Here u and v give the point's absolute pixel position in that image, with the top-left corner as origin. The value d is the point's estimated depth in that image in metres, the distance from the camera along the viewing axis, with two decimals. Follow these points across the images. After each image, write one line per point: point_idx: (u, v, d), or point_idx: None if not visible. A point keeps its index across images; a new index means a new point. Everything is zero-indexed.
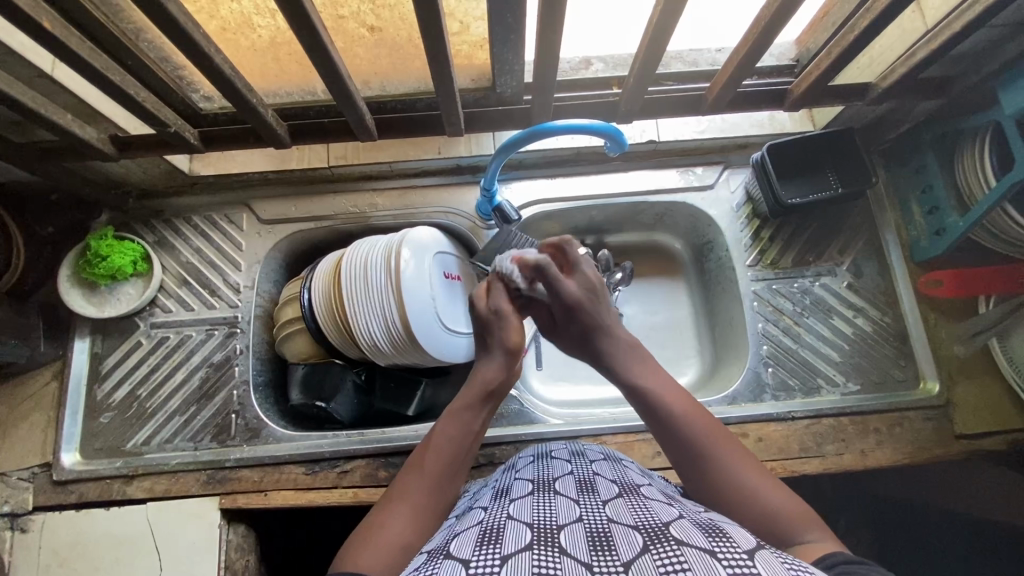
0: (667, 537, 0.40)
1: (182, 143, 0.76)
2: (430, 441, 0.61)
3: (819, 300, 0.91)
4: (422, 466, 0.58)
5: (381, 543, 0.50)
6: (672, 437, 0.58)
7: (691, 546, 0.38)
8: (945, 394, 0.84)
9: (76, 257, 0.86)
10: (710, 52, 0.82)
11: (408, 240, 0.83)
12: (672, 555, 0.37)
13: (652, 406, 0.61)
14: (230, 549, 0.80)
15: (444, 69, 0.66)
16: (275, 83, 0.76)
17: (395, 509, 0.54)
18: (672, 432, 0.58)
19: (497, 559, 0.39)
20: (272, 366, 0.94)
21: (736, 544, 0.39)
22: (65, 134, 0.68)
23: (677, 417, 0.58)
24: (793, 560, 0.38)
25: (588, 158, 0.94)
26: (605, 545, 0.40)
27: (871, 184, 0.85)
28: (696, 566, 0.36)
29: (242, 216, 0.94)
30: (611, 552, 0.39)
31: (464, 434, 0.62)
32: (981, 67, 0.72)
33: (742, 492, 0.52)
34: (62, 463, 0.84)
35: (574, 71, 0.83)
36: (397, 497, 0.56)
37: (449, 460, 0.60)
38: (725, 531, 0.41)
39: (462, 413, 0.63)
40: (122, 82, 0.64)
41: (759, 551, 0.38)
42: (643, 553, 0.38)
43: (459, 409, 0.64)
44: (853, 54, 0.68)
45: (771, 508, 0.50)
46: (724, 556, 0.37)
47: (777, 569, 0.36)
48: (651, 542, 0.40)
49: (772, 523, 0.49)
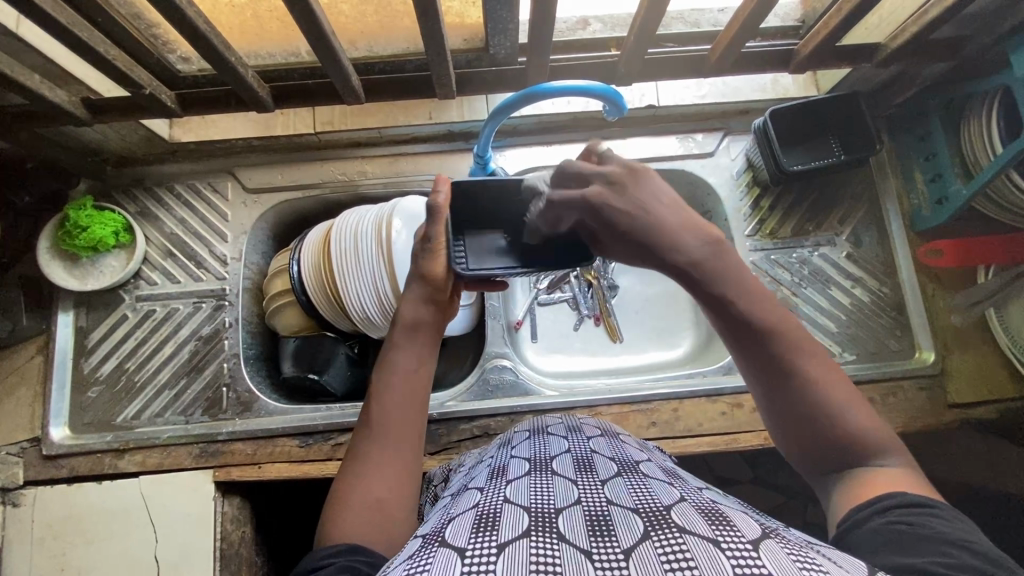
0: (669, 524, 0.39)
1: (160, 107, 0.72)
2: (375, 395, 0.56)
3: (817, 270, 0.90)
4: (371, 422, 0.54)
5: (354, 511, 0.49)
6: (759, 360, 0.48)
7: (693, 534, 0.38)
8: (940, 363, 0.84)
9: (54, 228, 0.83)
10: (711, 13, 0.79)
11: (398, 210, 0.81)
12: (674, 544, 0.37)
13: (765, 356, 0.48)
14: (225, 521, 0.80)
15: (435, 27, 0.63)
16: (256, 43, 0.72)
17: (357, 475, 0.51)
18: (755, 351, 0.48)
19: (494, 547, 0.38)
20: (263, 339, 0.92)
21: (738, 533, 0.38)
22: (34, 97, 0.64)
23: (782, 361, 0.48)
24: (797, 547, 0.37)
25: (585, 124, 0.91)
26: (604, 531, 0.40)
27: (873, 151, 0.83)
28: (698, 557, 0.35)
29: (226, 185, 0.91)
30: (611, 539, 0.39)
31: (404, 374, 0.56)
32: (993, 29, 0.69)
33: (827, 413, 0.46)
34: (51, 438, 0.82)
35: (571, 32, 0.80)
36: (356, 464, 0.52)
37: (399, 410, 0.55)
38: (728, 518, 0.40)
39: (396, 354, 0.57)
40: (90, 39, 0.60)
41: (762, 541, 0.37)
42: (643, 541, 0.38)
43: (391, 351, 0.58)
44: (862, 12, 0.66)
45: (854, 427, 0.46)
46: (728, 545, 0.36)
47: (782, 561, 0.35)
48: (652, 529, 0.39)
49: (855, 445, 0.46)
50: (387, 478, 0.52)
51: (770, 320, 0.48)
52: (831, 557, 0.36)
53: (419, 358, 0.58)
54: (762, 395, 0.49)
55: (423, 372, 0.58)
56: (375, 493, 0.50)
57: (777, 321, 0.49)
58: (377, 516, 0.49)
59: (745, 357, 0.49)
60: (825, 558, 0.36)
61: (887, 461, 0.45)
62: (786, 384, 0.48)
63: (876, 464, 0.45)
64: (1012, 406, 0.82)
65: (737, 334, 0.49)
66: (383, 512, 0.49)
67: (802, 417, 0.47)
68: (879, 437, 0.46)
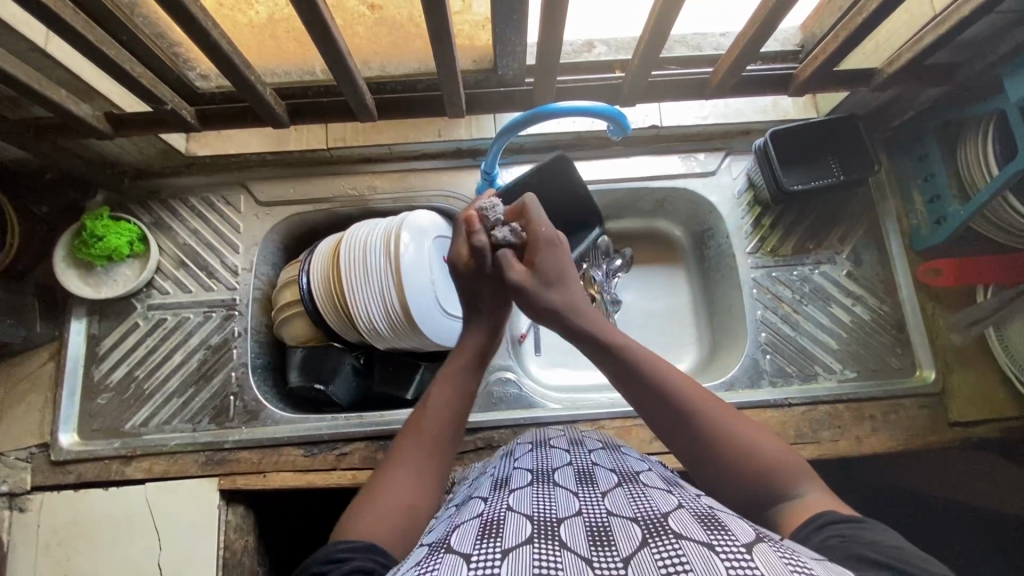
0: (666, 531, 0.40)
1: (180, 122, 0.75)
2: (428, 406, 0.59)
3: (818, 288, 0.91)
4: (419, 427, 0.58)
5: (383, 509, 0.51)
6: (658, 411, 0.55)
7: (689, 540, 0.39)
8: (940, 382, 0.85)
9: (71, 237, 0.85)
10: (713, 37, 0.81)
11: (407, 223, 0.83)
12: (671, 550, 0.38)
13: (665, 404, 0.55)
14: (228, 529, 0.81)
15: (447, 48, 0.65)
16: (273, 62, 0.75)
17: (393, 477, 0.54)
18: (653, 404, 0.55)
19: (498, 552, 0.39)
20: (272, 349, 0.93)
21: (733, 537, 0.39)
22: (60, 111, 0.67)
23: (680, 403, 0.54)
24: (790, 551, 0.38)
25: (589, 143, 0.93)
26: (604, 540, 0.41)
27: (872, 172, 0.85)
28: (695, 561, 0.36)
29: (240, 197, 0.93)
30: (611, 547, 0.40)
31: (459, 395, 0.61)
32: (986, 55, 0.71)
33: (729, 449, 0.51)
34: (60, 444, 0.84)
35: (577, 54, 0.82)
36: (394, 465, 0.55)
37: (445, 424, 0.58)
38: (723, 524, 0.41)
39: (454, 375, 0.62)
40: (117, 57, 0.62)
41: (756, 545, 0.38)
42: (642, 547, 0.39)
43: (451, 371, 0.63)
44: (859, 38, 0.68)
45: (754, 460, 0.50)
46: (723, 550, 0.37)
47: (775, 565, 0.36)
48: (650, 536, 0.40)
49: (765, 475, 0.50)
50: (417, 486, 0.54)
51: (660, 372, 0.56)
52: (823, 566, 0.37)
53: (472, 385, 0.63)
54: (674, 446, 0.55)
55: (472, 397, 0.62)
56: (404, 499, 0.52)
57: (666, 374, 0.56)
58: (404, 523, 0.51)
59: (650, 408, 0.56)
60: (820, 565, 0.37)
61: (795, 490, 0.49)
62: (687, 427, 0.53)
63: (791, 494, 0.49)
64: (1013, 426, 0.82)
65: (637, 384, 0.57)
66: (408, 518, 0.51)
67: (705, 460, 0.52)
68: (783, 467, 0.50)
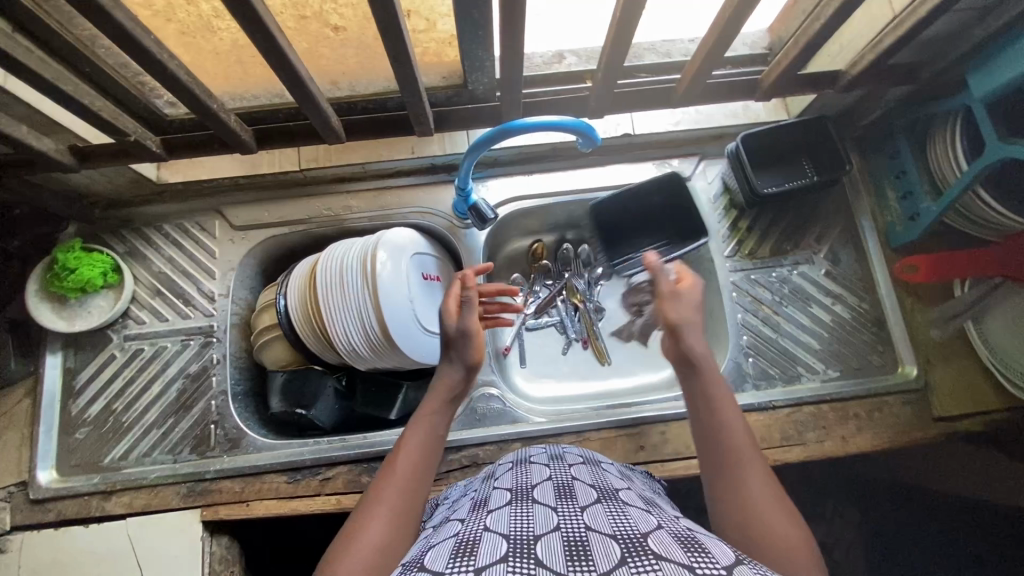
0: (645, 550, 0.40)
1: (145, 152, 0.74)
2: (400, 448, 0.61)
3: (798, 288, 0.91)
4: (392, 470, 0.58)
5: (359, 551, 0.50)
6: (710, 442, 0.57)
7: (669, 561, 0.39)
8: (923, 377, 0.85)
9: (43, 271, 0.84)
10: (682, 43, 0.82)
11: (383, 241, 0.82)
12: (650, 569, 0.37)
13: (715, 437, 0.57)
14: (213, 561, 0.80)
15: (409, 69, 0.65)
16: (240, 87, 0.75)
17: (368, 518, 0.54)
18: (706, 432, 0.58)
19: (471, 571, 0.38)
20: (251, 375, 0.92)
21: (713, 559, 0.39)
22: (21, 147, 0.66)
23: (729, 439, 0.56)
24: (768, 575, 0.39)
25: (563, 154, 0.93)
26: (582, 555, 0.40)
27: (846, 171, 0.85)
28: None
29: (214, 223, 0.93)
30: (588, 563, 0.39)
31: (429, 439, 0.62)
32: (948, 53, 0.71)
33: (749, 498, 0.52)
34: (38, 482, 0.82)
35: (547, 66, 0.83)
36: (369, 508, 0.55)
37: (416, 459, 0.60)
38: (703, 545, 0.41)
39: (425, 418, 0.64)
40: (75, 91, 0.62)
41: (736, 568, 0.38)
42: (620, 565, 0.38)
43: (423, 414, 0.64)
44: (820, 42, 0.68)
45: (774, 526, 0.50)
46: (703, 572, 0.37)
47: None
48: (628, 554, 0.40)
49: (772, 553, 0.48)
50: (389, 524, 0.54)
51: (724, 413, 0.58)
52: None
53: (444, 428, 0.64)
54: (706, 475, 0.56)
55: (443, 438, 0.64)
56: (377, 541, 0.52)
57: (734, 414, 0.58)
58: (377, 563, 0.50)
59: (703, 441, 0.58)
60: None
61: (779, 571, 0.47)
62: (727, 467, 0.55)
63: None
64: (997, 418, 0.83)
65: (704, 413, 0.59)
66: (382, 559, 0.51)
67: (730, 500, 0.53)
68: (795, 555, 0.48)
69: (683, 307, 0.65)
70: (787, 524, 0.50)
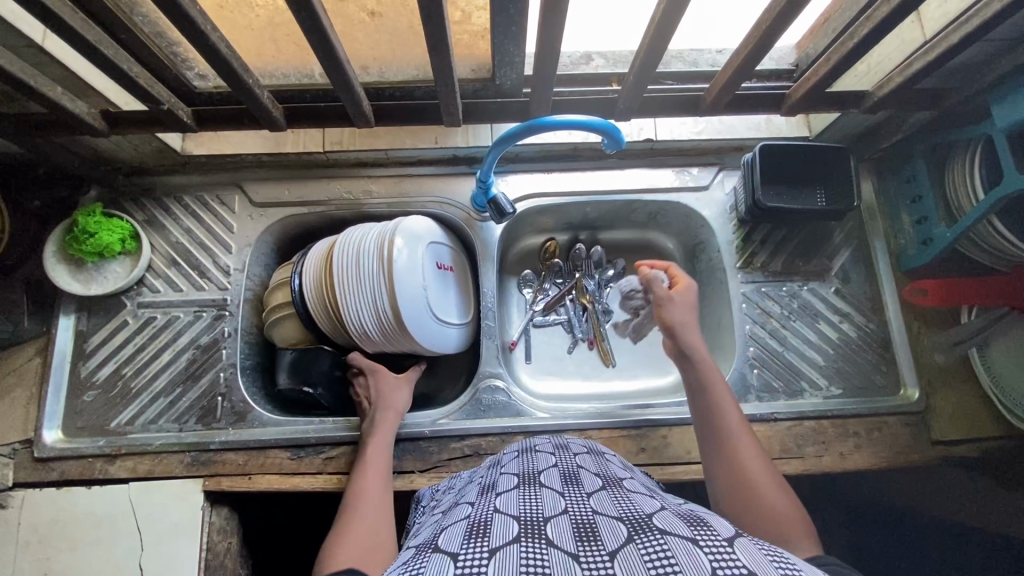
0: (651, 528, 0.41)
1: (176, 122, 0.75)
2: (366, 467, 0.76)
3: (806, 304, 0.92)
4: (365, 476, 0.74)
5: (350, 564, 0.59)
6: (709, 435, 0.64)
7: (674, 535, 0.39)
8: (923, 401, 0.86)
9: (63, 232, 0.85)
10: (710, 53, 0.83)
11: (401, 229, 0.83)
12: (656, 544, 0.38)
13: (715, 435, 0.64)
14: (212, 531, 0.81)
15: (445, 59, 0.66)
16: (272, 63, 0.75)
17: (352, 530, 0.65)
18: (708, 432, 0.65)
19: (485, 552, 0.39)
20: (261, 350, 0.93)
21: (715, 531, 0.40)
22: (56, 108, 0.67)
23: (726, 436, 0.63)
24: (769, 546, 0.39)
25: (584, 154, 0.94)
26: (590, 535, 0.41)
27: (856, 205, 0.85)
28: (680, 555, 0.37)
29: (234, 197, 0.93)
30: (597, 542, 0.40)
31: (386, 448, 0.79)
32: (975, 82, 0.72)
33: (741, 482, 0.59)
34: (43, 441, 0.83)
35: (574, 66, 0.84)
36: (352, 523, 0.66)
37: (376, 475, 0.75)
38: (706, 520, 0.42)
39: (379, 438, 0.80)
40: (114, 56, 0.62)
41: (737, 539, 0.39)
42: (628, 543, 0.39)
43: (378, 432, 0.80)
44: (850, 62, 0.69)
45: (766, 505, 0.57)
46: (706, 543, 0.38)
47: (757, 557, 0.37)
48: (635, 533, 0.40)
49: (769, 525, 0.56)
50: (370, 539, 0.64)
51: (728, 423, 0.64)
52: (804, 563, 0.38)
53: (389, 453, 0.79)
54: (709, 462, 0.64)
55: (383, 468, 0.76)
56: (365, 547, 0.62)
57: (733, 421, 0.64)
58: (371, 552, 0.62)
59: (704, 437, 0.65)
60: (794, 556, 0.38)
61: None
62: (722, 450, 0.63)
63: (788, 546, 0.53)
64: (994, 446, 0.84)
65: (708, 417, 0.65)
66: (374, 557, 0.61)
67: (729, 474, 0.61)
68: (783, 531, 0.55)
69: (679, 310, 0.71)
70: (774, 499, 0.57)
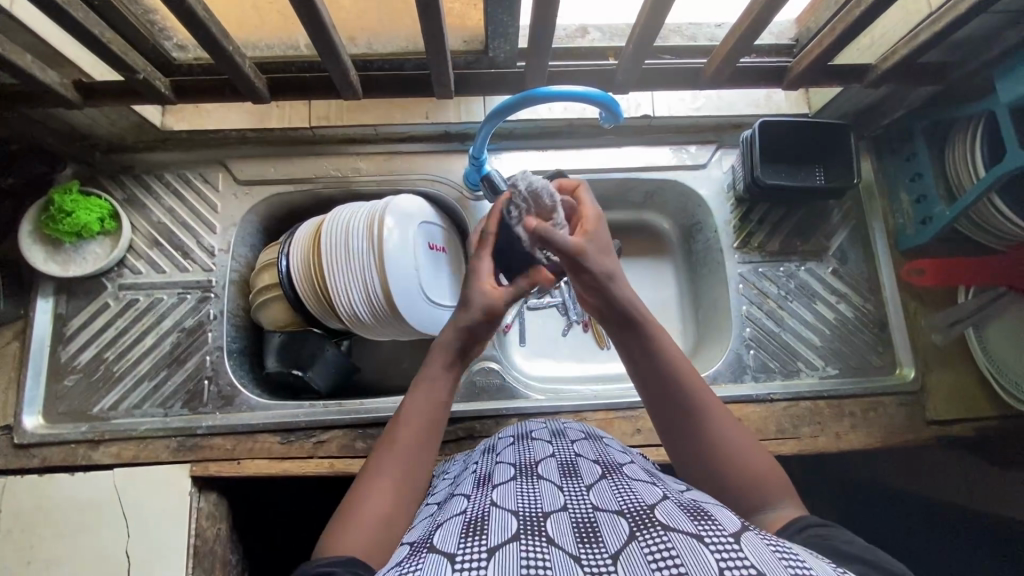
0: (653, 523, 0.39)
1: (154, 93, 0.71)
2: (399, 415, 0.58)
3: (803, 284, 0.91)
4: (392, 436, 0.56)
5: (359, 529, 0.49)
6: (664, 404, 0.57)
7: (677, 531, 0.38)
8: (919, 380, 0.86)
9: (38, 211, 0.81)
10: (709, 27, 0.81)
11: (391, 208, 0.80)
12: (659, 542, 0.37)
13: (675, 399, 0.57)
14: (200, 517, 0.79)
15: (436, 27, 0.63)
16: (257, 35, 0.73)
17: (371, 480, 0.53)
18: (662, 394, 0.58)
19: (484, 552, 0.37)
20: (249, 334, 0.91)
21: (720, 526, 0.38)
22: (26, 77, 0.63)
23: (683, 400, 0.57)
24: (775, 539, 0.38)
25: (580, 132, 0.92)
26: (591, 536, 0.40)
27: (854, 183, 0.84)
28: (684, 553, 0.35)
29: (217, 175, 0.90)
30: (597, 543, 0.39)
31: (434, 403, 0.58)
32: (980, 55, 0.70)
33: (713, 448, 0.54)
34: (23, 426, 0.81)
35: (570, 39, 0.81)
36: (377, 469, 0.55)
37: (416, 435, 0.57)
38: (710, 513, 0.40)
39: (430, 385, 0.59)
40: (85, 20, 0.59)
41: (743, 533, 0.38)
42: (630, 542, 0.38)
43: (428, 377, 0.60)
44: (853, 33, 0.67)
45: (745, 471, 0.52)
46: (711, 540, 0.36)
47: (764, 553, 0.35)
48: (637, 529, 0.39)
49: (750, 491, 0.52)
50: (393, 495, 0.53)
51: (689, 386, 0.57)
52: (812, 556, 0.37)
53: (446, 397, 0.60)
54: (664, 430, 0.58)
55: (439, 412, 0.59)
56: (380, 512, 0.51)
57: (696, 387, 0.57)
58: (382, 530, 0.50)
59: (654, 403, 0.58)
60: (801, 550, 0.37)
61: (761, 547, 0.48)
62: (682, 418, 0.56)
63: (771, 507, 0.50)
64: (988, 425, 0.84)
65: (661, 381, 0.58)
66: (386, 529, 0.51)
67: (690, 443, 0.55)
68: (767, 489, 0.51)
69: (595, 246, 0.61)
70: (751, 459, 0.53)
